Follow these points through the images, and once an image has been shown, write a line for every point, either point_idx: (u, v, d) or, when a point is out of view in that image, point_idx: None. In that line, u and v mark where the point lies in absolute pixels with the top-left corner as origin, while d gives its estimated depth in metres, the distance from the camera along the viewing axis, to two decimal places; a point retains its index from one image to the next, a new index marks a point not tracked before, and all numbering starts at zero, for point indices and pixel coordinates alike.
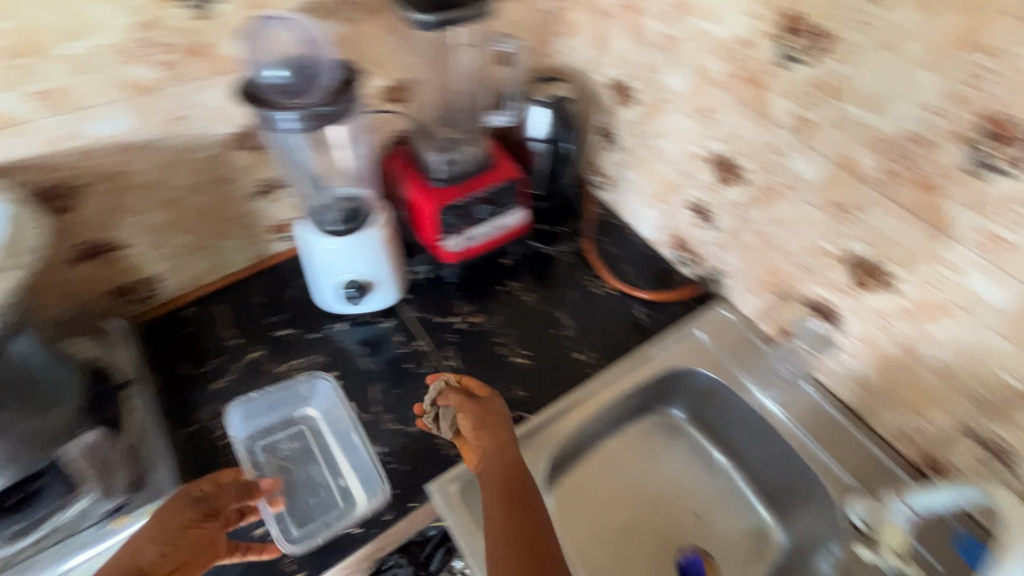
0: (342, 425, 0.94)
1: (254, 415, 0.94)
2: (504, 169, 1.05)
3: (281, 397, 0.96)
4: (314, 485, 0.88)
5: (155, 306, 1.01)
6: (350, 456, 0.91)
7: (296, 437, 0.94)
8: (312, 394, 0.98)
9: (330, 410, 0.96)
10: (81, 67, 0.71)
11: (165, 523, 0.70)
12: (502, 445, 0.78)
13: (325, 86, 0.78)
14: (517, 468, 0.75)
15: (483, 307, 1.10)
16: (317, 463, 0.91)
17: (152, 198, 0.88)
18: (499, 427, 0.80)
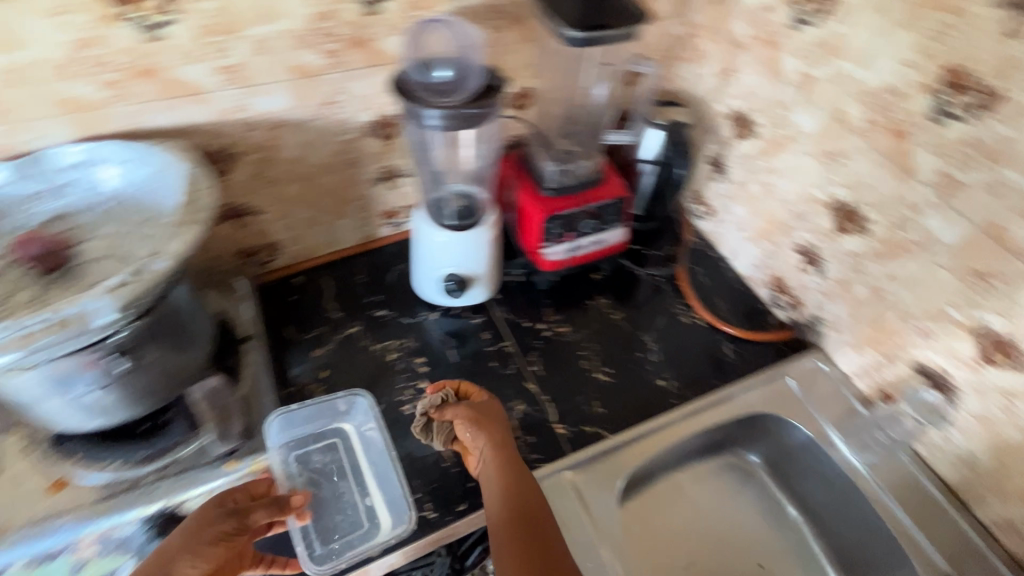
0: (376, 446, 0.91)
1: (290, 424, 0.89)
2: (614, 187, 1.06)
3: (319, 407, 0.92)
4: (341, 502, 0.86)
5: (271, 271, 1.09)
6: (379, 478, 0.88)
7: (328, 450, 0.91)
8: (349, 408, 0.94)
9: (364, 426, 0.93)
10: (263, 49, 0.78)
11: (198, 533, 0.68)
12: (501, 450, 0.81)
13: (471, 89, 0.81)
14: (515, 474, 0.79)
15: (570, 318, 1.12)
16: (346, 480, 0.88)
17: (290, 172, 0.95)
18: (497, 431, 0.83)
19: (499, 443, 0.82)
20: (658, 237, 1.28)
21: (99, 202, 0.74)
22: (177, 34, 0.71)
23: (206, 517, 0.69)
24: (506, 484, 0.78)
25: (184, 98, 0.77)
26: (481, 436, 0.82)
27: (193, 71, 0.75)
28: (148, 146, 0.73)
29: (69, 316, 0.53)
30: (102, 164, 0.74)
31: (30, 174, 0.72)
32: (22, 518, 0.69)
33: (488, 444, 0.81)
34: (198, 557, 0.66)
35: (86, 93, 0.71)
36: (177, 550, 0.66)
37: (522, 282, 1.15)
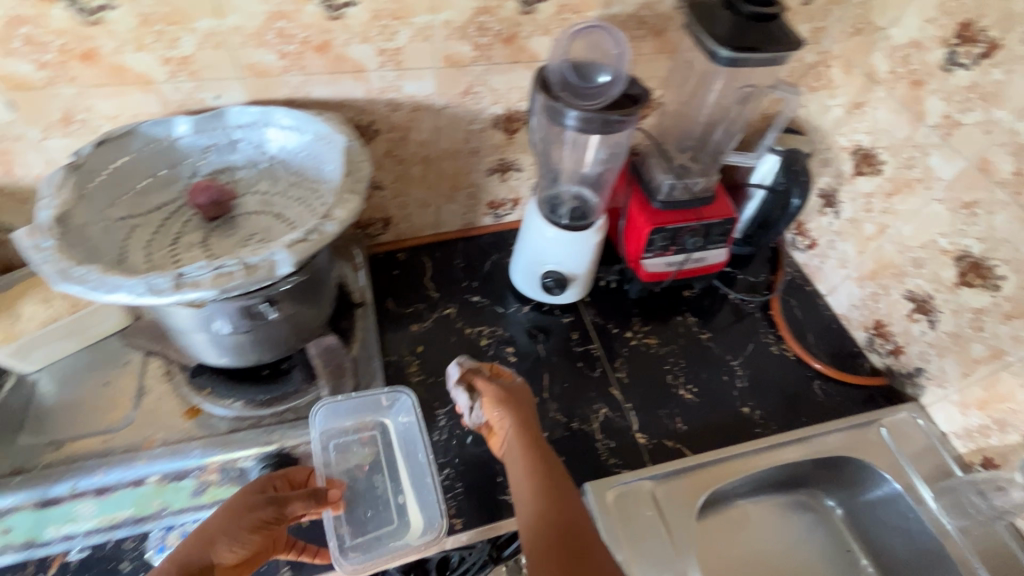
0: (415, 446, 0.88)
1: (334, 415, 0.86)
2: (725, 208, 1.05)
3: (363, 401, 0.88)
4: (375, 496, 0.85)
5: (380, 243, 1.15)
6: (415, 479, 0.86)
7: (366, 442, 0.88)
8: (391, 404, 0.90)
9: (404, 423, 0.90)
10: (424, 37, 0.82)
11: (238, 519, 0.68)
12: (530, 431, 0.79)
13: (610, 96, 0.81)
14: (544, 454, 0.76)
15: (657, 331, 1.12)
16: (382, 474, 0.87)
17: (418, 154, 1.00)
18: (525, 412, 0.81)
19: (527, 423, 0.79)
20: (752, 263, 1.27)
21: (260, 161, 0.82)
22: (354, 15, 0.76)
23: (247, 499, 0.71)
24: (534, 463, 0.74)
25: (346, 74, 0.82)
26: (510, 414, 0.80)
27: (359, 50, 0.80)
28: (314, 116, 0.79)
29: (257, 263, 0.57)
30: (272, 127, 0.80)
31: (210, 128, 0.78)
32: (160, 437, 0.76)
33: (516, 423, 0.79)
34: (237, 541, 0.67)
35: (267, 61, 0.77)
36: (217, 531, 0.67)
37: (613, 288, 1.16)
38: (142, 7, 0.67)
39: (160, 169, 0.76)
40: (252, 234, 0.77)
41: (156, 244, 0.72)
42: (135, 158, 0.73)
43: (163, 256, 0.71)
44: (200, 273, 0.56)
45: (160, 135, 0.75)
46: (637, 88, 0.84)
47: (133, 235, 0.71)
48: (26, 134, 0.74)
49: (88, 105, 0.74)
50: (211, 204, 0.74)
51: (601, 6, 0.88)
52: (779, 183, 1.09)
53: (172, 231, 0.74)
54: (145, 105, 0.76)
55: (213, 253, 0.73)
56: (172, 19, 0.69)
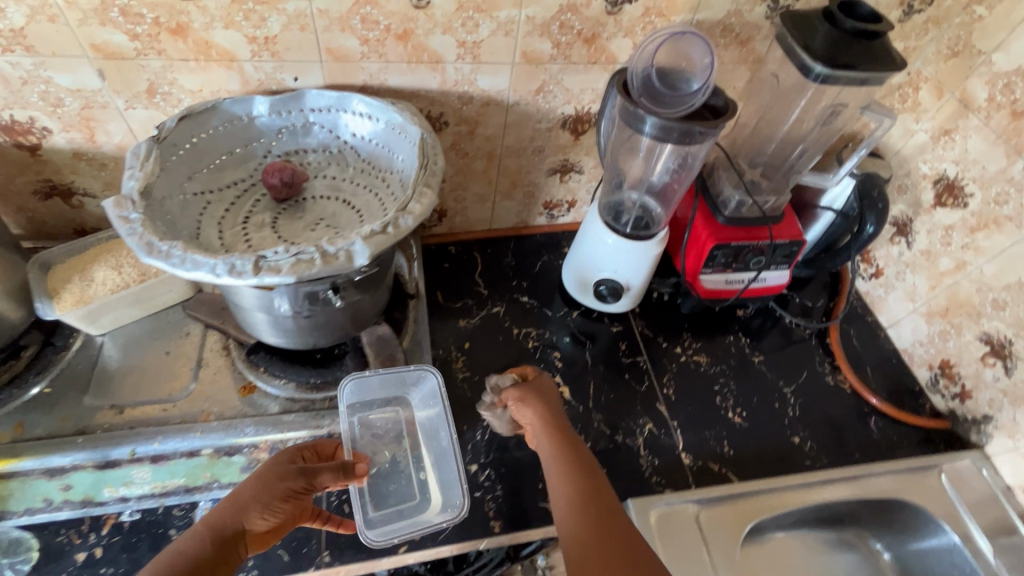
0: (437, 424, 0.88)
1: (361, 388, 0.86)
2: (795, 229, 1.00)
3: (389, 378, 0.88)
4: (397, 473, 0.85)
5: (432, 234, 1.15)
6: (436, 457, 0.86)
7: (390, 418, 0.89)
8: (415, 382, 0.89)
9: (427, 400, 0.89)
10: (505, 31, 0.80)
11: (268, 488, 0.66)
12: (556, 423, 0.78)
13: (692, 105, 0.78)
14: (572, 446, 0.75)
15: (707, 349, 1.09)
16: (404, 451, 0.87)
17: (483, 149, 0.98)
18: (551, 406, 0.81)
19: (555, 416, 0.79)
20: (811, 287, 1.22)
21: (332, 145, 0.82)
22: (440, 6, 0.75)
23: (277, 470, 0.68)
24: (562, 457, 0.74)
25: (423, 64, 0.81)
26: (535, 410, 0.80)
27: (440, 41, 0.79)
28: (389, 104, 0.77)
29: (335, 253, 0.56)
30: (347, 112, 0.79)
31: (288, 109, 0.78)
32: (216, 412, 0.77)
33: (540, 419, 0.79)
34: (269, 509, 0.65)
35: (349, 46, 0.76)
36: (249, 500, 0.65)
37: (665, 300, 1.14)
38: None
39: (237, 147, 0.77)
40: (320, 219, 0.77)
41: (228, 221, 0.72)
42: (214, 134, 0.74)
43: (234, 234, 0.71)
44: (282, 258, 0.55)
45: (240, 113, 0.76)
46: (720, 99, 0.81)
47: (208, 210, 0.72)
48: (113, 102, 0.76)
49: (173, 78, 0.75)
50: (284, 185, 0.74)
51: (689, 11, 0.85)
52: (853, 207, 1.04)
53: (244, 209, 0.75)
54: (226, 82, 0.77)
55: (281, 234, 0.73)
56: None
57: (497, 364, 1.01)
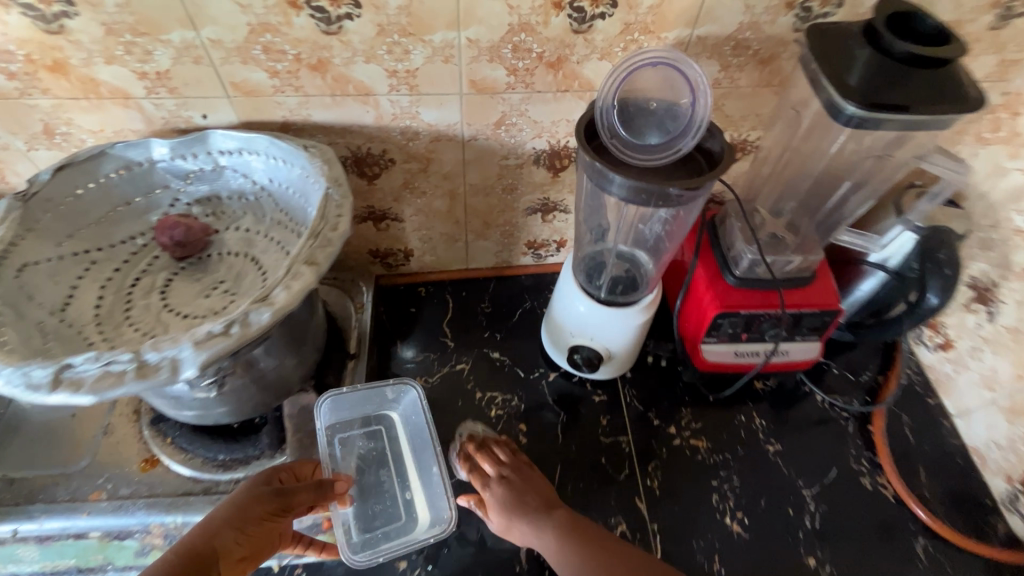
0: (423, 440, 0.82)
1: (337, 408, 0.80)
2: (826, 297, 0.79)
3: (367, 395, 0.83)
4: (381, 494, 0.79)
5: (399, 274, 1.02)
6: (423, 473, 0.81)
7: (371, 437, 0.83)
8: (396, 398, 0.84)
9: (410, 415, 0.84)
10: (445, 57, 0.65)
11: (243, 509, 0.61)
12: (538, 488, 0.74)
13: (677, 151, 0.60)
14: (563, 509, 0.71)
15: (709, 431, 0.90)
16: (388, 469, 0.81)
17: (442, 188, 0.84)
18: (524, 477, 0.75)
19: (537, 485, 0.74)
20: (854, 357, 0.99)
21: (248, 191, 0.71)
22: (356, 30, 0.61)
23: (254, 492, 0.63)
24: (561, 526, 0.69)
25: (350, 97, 0.68)
26: (510, 487, 0.73)
27: (364, 71, 0.65)
28: (299, 147, 0.65)
29: (155, 363, 0.45)
30: (258, 156, 0.68)
31: (192, 152, 0.67)
32: (109, 489, 0.69)
33: (513, 493, 0.73)
34: (245, 530, 0.60)
35: (257, 79, 0.65)
36: (223, 522, 0.59)
37: (664, 366, 0.95)
38: (105, 15, 0.57)
39: (136, 196, 0.68)
40: (219, 282, 0.66)
41: (112, 285, 0.64)
42: (106, 184, 0.65)
43: (114, 301, 0.62)
44: (89, 369, 0.44)
45: (137, 158, 0.66)
46: (717, 143, 0.61)
47: (90, 272, 0.63)
48: (12, 144, 0.68)
49: (68, 117, 0.66)
50: (174, 245, 0.64)
51: (686, 25, 0.66)
52: (913, 269, 0.80)
53: (135, 268, 0.66)
54: (127, 121, 0.67)
55: (169, 302, 0.63)
56: (141, 29, 0.58)
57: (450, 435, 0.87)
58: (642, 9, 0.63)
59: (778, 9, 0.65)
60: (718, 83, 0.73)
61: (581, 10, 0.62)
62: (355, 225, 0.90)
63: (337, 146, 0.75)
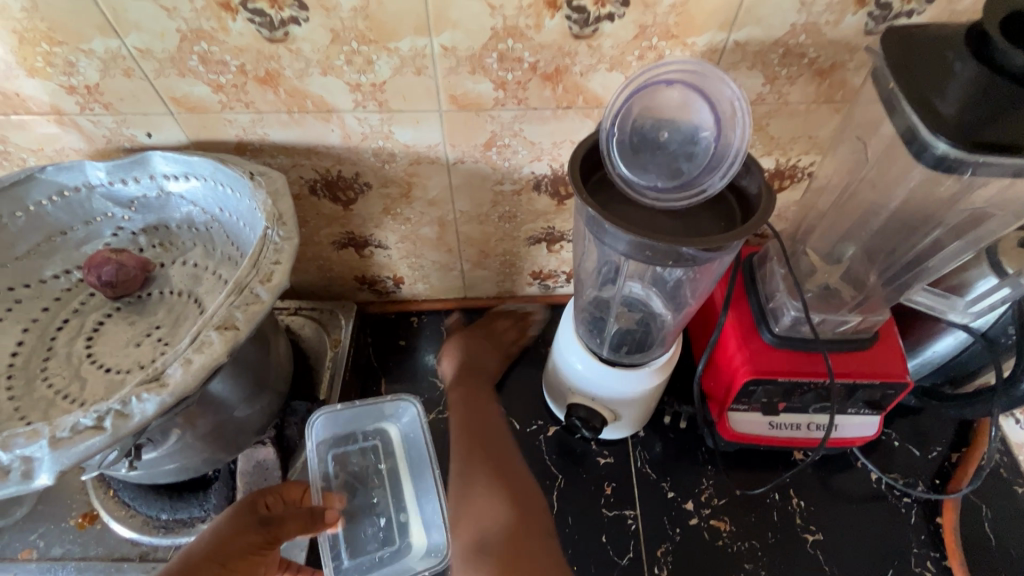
0: (422, 458, 0.73)
1: (330, 424, 0.72)
2: (892, 368, 0.63)
3: (364, 410, 0.74)
4: (373, 515, 0.71)
5: (388, 301, 0.90)
6: (421, 493, 0.71)
7: (366, 453, 0.74)
8: (395, 413, 0.75)
9: (409, 431, 0.75)
10: (416, 68, 0.54)
11: (224, 542, 0.54)
12: (482, 403, 0.80)
13: (701, 193, 0.47)
14: (493, 421, 0.78)
15: (734, 511, 0.75)
16: (384, 487, 0.72)
17: (429, 215, 0.73)
18: (477, 384, 0.82)
19: (483, 408, 0.79)
20: (922, 426, 0.82)
21: (198, 220, 0.62)
22: (305, 37, 0.50)
23: (237, 524, 0.56)
24: (478, 432, 0.76)
25: (310, 114, 0.58)
26: (457, 393, 0.80)
27: (322, 85, 0.55)
28: (245, 175, 0.55)
29: (5, 464, 0.37)
30: (205, 181, 0.58)
31: (133, 176, 0.59)
32: (41, 548, 0.63)
33: (462, 381, 0.81)
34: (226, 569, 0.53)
35: (200, 94, 0.55)
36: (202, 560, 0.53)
37: (684, 427, 0.81)
38: (15, 22, 0.49)
39: (73, 224, 0.60)
40: (154, 327, 0.58)
41: (36, 328, 0.56)
42: (37, 211, 0.58)
43: (34, 348, 0.55)
44: None
45: (71, 183, 0.58)
46: (755, 183, 0.47)
47: (12, 312, 0.56)
48: None
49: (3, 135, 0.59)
50: (103, 285, 0.57)
51: (721, 27, 0.51)
52: (1009, 334, 0.63)
53: (66, 308, 0.58)
54: (64, 140, 0.59)
55: (94, 350, 0.56)
56: (57, 37, 0.50)
57: None
58: (662, 8, 0.50)
59: (844, 7, 0.50)
60: (762, 98, 0.59)
61: (583, 10, 0.49)
62: (335, 251, 0.79)
63: (302, 168, 0.65)
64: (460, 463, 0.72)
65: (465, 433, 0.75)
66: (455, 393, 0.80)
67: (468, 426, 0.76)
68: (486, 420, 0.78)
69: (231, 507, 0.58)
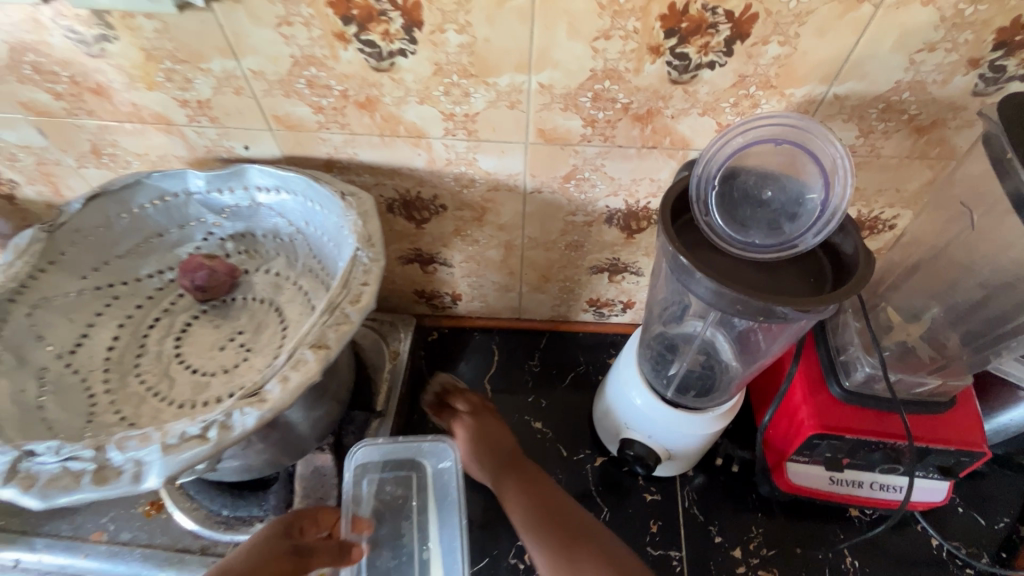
0: (452, 501, 0.67)
1: (369, 455, 0.67)
2: (967, 435, 0.61)
3: (406, 445, 0.68)
4: (397, 548, 0.66)
5: (443, 316, 0.91)
6: (445, 534, 0.65)
7: (399, 483, 0.68)
8: (432, 453, 0.68)
9: (444, 470, 0.68)
10: (510, 103, 0.55)
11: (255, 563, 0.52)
12: (544, 489, 0.61)
13: (796, 248, 0.46)
14: (563, 499, 0.60)
15: (784, 563, 0.73)
16: (410, 521, 0.67)
17: (497, 239, 0.74)
18: (524, 476, 0.63)
19: (534, 481, 0.62)
20: (990, 494, 0.78)
21: (283, 231, 0.64)
22: (410, 68, 0.52)
23: (270, 547, 0.54)
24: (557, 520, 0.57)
25: (400, 138, 0.60)
26: (499, 468, 0.65)
27: (418, 113, 0.56)
28: (336, 194, 0.57)
29: (118, 465, 0.39)
30: (295, 196, 0.60)
31: (229, 186, 0.61)
32: (110, 531, 0.66)
33: (504, 476, 0.64)
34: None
35: (301, 114, 0.58)
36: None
37: (735, 470, 0.79)
38: (144, 40, 0.52)
39: (169, 228, 0.63)
40: (237, 332, 0.60)
41: (131, 324, 0.59)
42: (139, 214, 0.61)
43: (128, 344, 0.58)
44: (48, 463, 0.39)
45: (173, 189, 0.61)
46: (850, 243, 0.47)
47: (109, 308, 0.59)
48: (63, 161, 0.66)
49: (114, 139, 0.63)
50: (195, 289, 0.60)
51: (822, 81, 0.51)
52: None
53: (157, 307, 0.61)
54: (169, 147, 0.63)
55: (182, 351, 0.58)
56: (180, 56, 0.53)
57: (473, 517, 0.75)
58: (765, 60, 0.50)
59: (955, 67, 0.49)
60: (853, 150, 0.57)
61: (684, 58, 0.50)
62: (401, 265, 0.81)
63: (384, 187, 0.66)
64: (552, 559, 0.54)
65: (525, 505, 0.59)
66: (503, 480, 0.63)
67: (547, 517, 0.58)
68: (556, 509, 0.58)
69: (269, 526, 0.57)
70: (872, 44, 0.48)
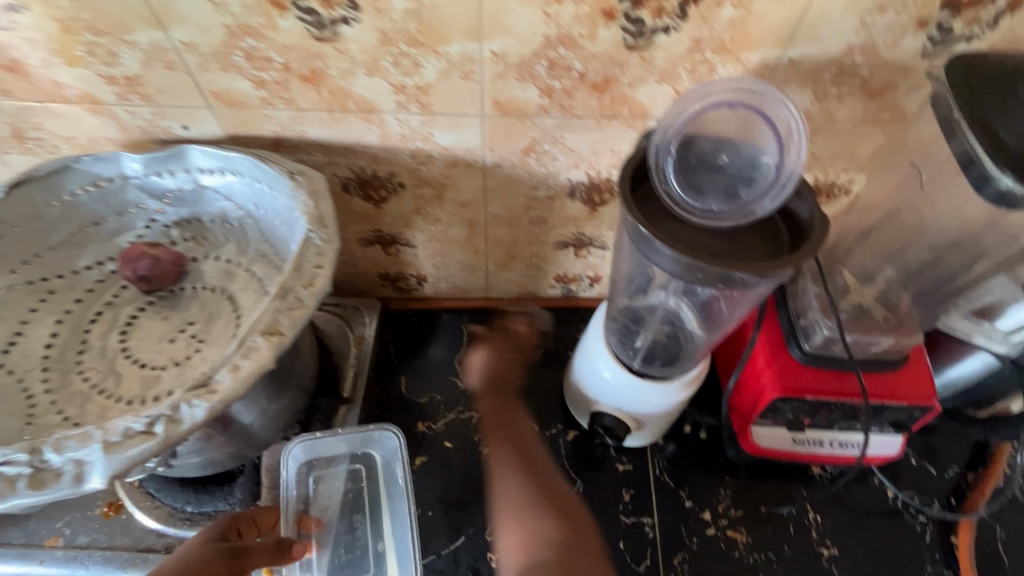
0: (400, 489, 0.66)
1: (312, 452, 0.66)
2: (919, 389, 0.63)
3: (348, 437, 0.67)
4: (350, 542, 0.64)
5: (409, 299, 0.89)
6: (398, 523, 0.64)
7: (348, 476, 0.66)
8: (377, 443, 0.67)
9: (391, 458, 0.67)
10: (463, 73, 0.53)
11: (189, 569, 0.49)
12: (521, 434, 0.71)
13: (754, 212, 0.46)
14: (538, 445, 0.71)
15: (751, 523, 0.76)
16: (362, 514, 0.65)
17: (459, 217, 0.72)
18: (506, 410, 0.73)
19: (521, 439, 0.71)
20: (940, 444, 0.81)
21: (232, 215, 0.61)
22: (354, 37, 0.50)
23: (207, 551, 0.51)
24: (523, 463, 0.68)
25: (351, 113, 0.57)
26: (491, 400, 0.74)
27: (367, 86, 0.54)
28: (283, 173, 0.54)
29: (57, 467, 0.37)
30: (240, 176, 0.57)
31: (169, 169, 0.58)
32: (67, 535, 0.64)
33: (492, 403, 0.74)
34: None
35: (241, 90, 0.54)
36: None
37: (703, 437, 0.81)
38: (60, 11, 0.48)
39: (107, 215, 0.59)
40: (188, 323, 0.57)
41: (70, 321, 0.56)
42: (72, 201, 0.57)
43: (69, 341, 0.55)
44: None
45: (107, 173, 0.57)
46: (805, 207, 0.47)
47: (45, 303, 0.56)
48: None
49: (37, 121, 0.58)
50: (139, 279, 0.57)
51: (775, 44, 0.51)
52: None
53: (99, 301, 0.58)
54: (99, 128, 0.58)
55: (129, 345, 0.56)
56: (102, 27, 0.49)
57: (447, 498, 0.75)
58: (719, 23, 0.49)
59: (904, 29, 0.49)
60: (809, 116, 0.57)
61: (639, 22, 0.49)
62: (362, 248, 0.78)
63: (337, 166, 0.64)
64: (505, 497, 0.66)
65: (504, 432, 0.71)
66: (489, 407, 0.74)
67: (514, 460, 0.68)
68: (524, 451, 0.70)
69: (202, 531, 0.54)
70: (825, 4, 0.48)
